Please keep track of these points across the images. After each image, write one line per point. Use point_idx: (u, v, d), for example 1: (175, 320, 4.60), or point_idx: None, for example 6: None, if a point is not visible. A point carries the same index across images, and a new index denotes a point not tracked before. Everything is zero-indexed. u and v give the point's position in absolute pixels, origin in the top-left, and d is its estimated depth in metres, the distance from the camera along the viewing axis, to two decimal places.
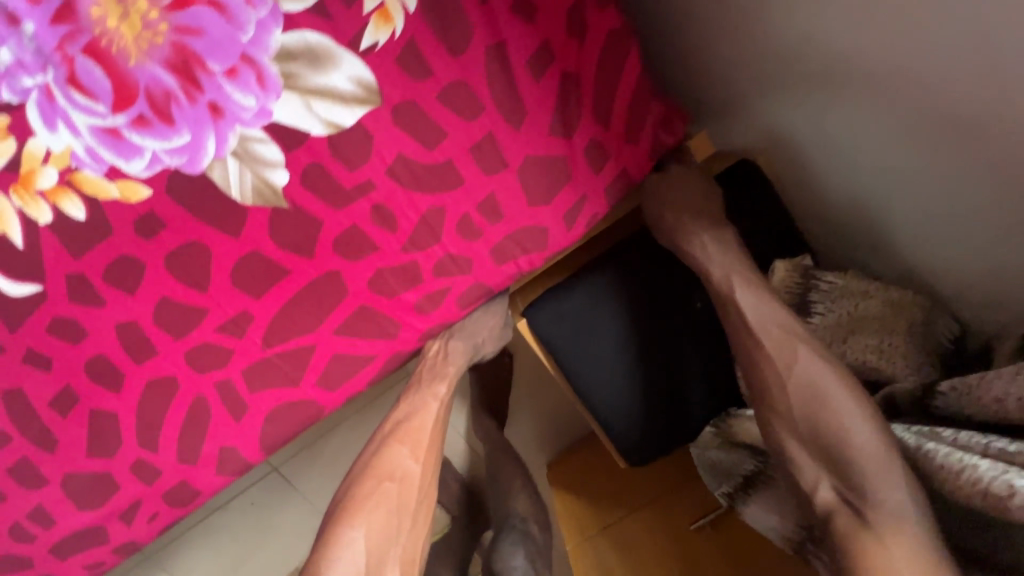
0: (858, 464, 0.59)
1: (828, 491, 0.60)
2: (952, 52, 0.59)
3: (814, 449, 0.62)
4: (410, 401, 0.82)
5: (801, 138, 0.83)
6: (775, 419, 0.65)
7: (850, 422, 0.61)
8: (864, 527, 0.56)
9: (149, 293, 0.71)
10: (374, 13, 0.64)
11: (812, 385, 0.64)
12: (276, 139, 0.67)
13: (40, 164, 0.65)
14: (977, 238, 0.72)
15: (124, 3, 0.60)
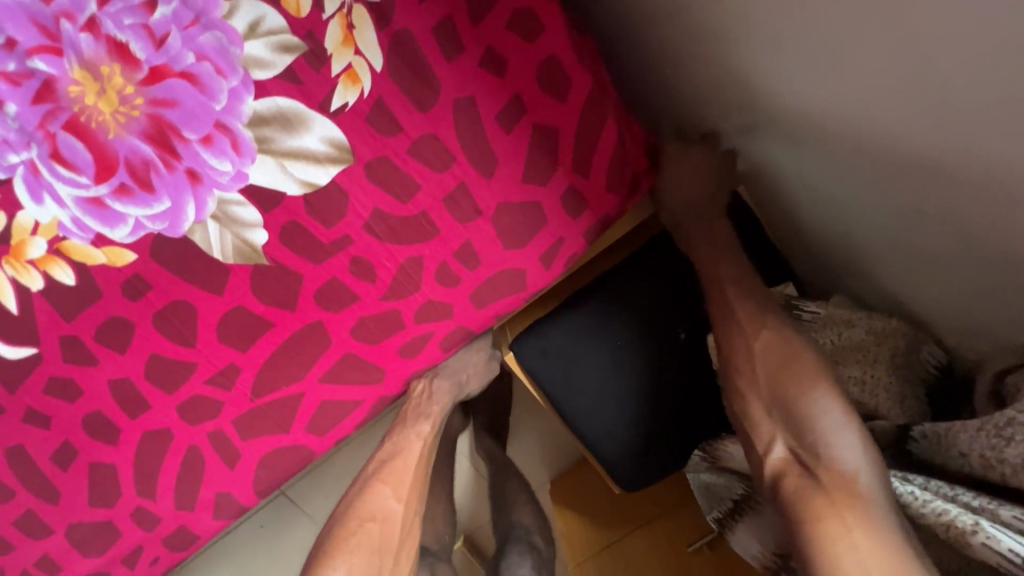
0: (812, 424, 0.64)
1: (783, 449, 0.65)
2: (910, 95, 0.59)
3: (772, 412, 0.68)
4: (394, 439, 0.85)
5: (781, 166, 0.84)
6: (739, 386, 0.72)
7: (808, 386, 0.67)
8: (811, 480, 0.61)
9: (140, 351, 0.74)
10: (342, 75, 0.66)
11: (776, 357, 0.71)
12: (253, 201, 0.69)
13: (29, 235, 0.67)
14: (954, 270, 0.72)
15: (101, 81, 0.63)
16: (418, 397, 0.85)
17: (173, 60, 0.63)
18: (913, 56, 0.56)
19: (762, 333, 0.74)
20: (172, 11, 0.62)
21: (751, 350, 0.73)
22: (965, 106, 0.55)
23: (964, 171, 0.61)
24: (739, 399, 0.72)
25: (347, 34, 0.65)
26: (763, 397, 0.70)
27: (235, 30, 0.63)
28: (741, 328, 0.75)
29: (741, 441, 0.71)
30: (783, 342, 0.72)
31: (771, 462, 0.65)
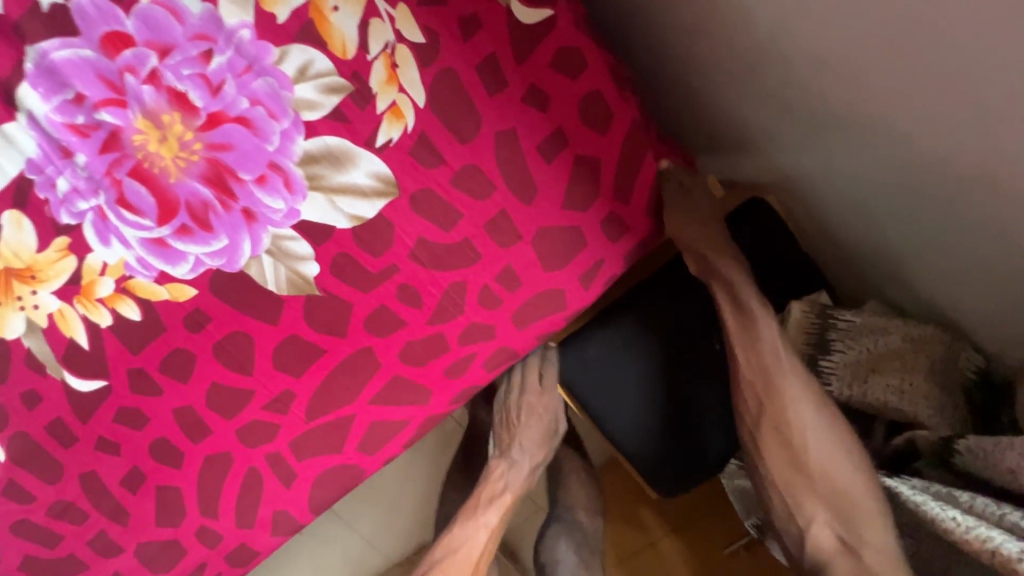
0: (860, 512, 0.66)
1: (826, 530, 0.67)
2: (951, 110, 0.61)
3: (817, 495, 0.68)
4: (459, 518, 0.92)
5: (808, 175, 0.86)
6: (782, 466, 0.70)
7: (853, 471, 0.67)
8: (861, 570, 0.63)
9: (201, 380, 0.78)
10: (387, 112, 0.69)
11: (823, 437, 0.68)
12: (305, 236, 0.72)
13: (98, 275, 0.71)
14: (994, 280, 0.73)
15: (162, 128, 0.66)
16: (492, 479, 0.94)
17: (228, 106, 0.67)
18: (953, 66, 0.57)
19: (810, 412, 0.69)
20: (227, 60, 0.65)
21: (801, 429, 0.69)
22: (1006, 116, 0.57)
23: (1005, 179, 0.62)
24: (780, 473, 0.70)
25: (391, 73, 0.68)
26: (809, 477, 0.68)
27: (286, 74, 0.66)
28: (787, 405, 0.70)
29: (777, 513, 0.71)
30: (827, 420, 0.69)
31: (815, 546, 0.67)
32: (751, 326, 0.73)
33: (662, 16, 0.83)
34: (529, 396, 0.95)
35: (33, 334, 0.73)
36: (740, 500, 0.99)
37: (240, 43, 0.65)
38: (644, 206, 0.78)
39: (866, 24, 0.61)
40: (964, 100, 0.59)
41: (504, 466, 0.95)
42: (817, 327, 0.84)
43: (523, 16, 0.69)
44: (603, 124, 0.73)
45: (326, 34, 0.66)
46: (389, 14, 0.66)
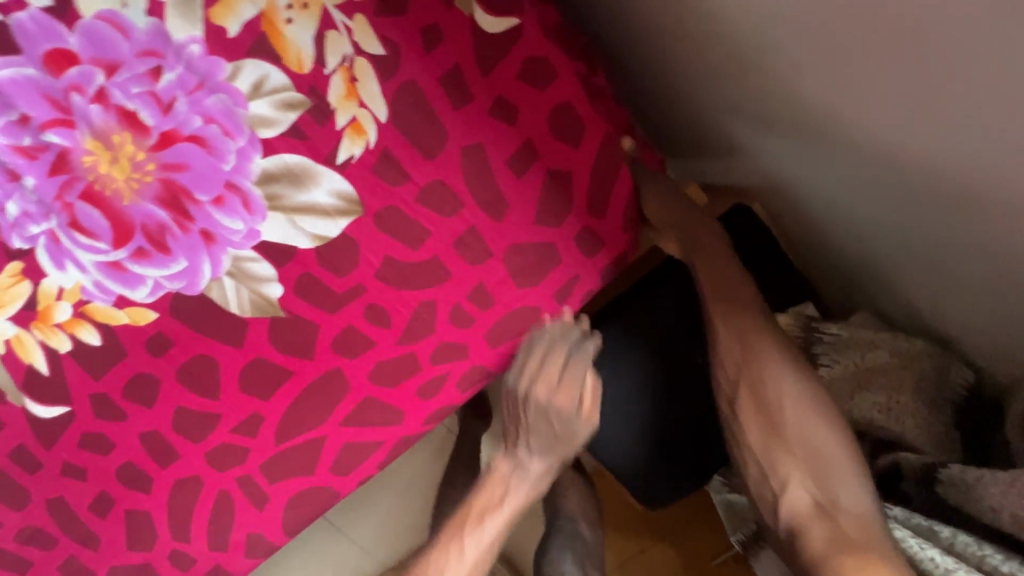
0: (834, 471, 0.65)
1: (801, 492, 0.66)
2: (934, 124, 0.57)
3: (792, 454, 0.67)
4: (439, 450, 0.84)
5: (797, 180, 0.84)
6: (756, 425, 0.69)
7: (829, 433, 0.67)
8: (836, 530, 0.62)
9: (167, 404, 0.76)
10: (347, 128, 0.66)
11: (799, 398, 0.69)
12: (266, 257, 0.70)
13: (54, 300, 0.69)
14: (985, 295, 0.70)
15: (113, 149, 0.64)
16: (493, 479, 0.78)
17: (181, 124, 0.64)
18: (936, 81, 0.54)
19: (787, 374, 0.69)
20: (177, 77, 0.62)
21: (777, 386, 0.69)
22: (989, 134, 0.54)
23: (997, 194, 0.58)
24: (756, 437, 0.69)
25: (351, 87, 0.65)
26: (785, 438, 0.68)
27: (240, 90, 0.63)
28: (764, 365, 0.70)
29: (752, 479, 0.70)
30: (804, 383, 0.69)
31: (789, 506, 0.66)
32: (728, 284, 0.73)
33: (643, 18, 0.80)
34: (541, 384, 0.74)
35: None
36: (728, 514, 0.96)
37: (190, 59, 0.62)
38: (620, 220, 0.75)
39: (845, 35, 0.57)
40: (947, 114, 0.56)
41: (462, 538, 0.75)
42: (801, 340, 0.82)
43: (488, 25, 0.66)
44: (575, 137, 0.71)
45: (280, 48, 0.63)
46: (347, 26, 0.63)
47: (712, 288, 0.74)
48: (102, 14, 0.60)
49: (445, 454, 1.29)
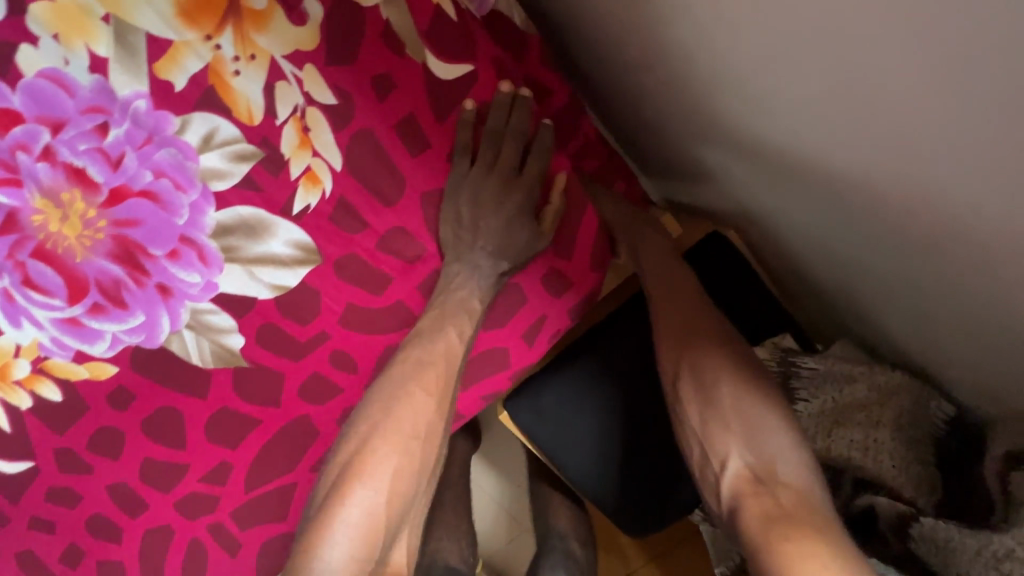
0: (772, 445, 0.63)
1: (739, 466, 0.63)
2: (894, 167, 0.56)
3: (732, 427, 0.65)
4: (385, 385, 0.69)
5: (768, 209, 0.83)
6: (695, 399, 0.68)
7: (763, 408, 0.65)
8: (772, 503, 0.58)
9: (132, 455, 0.75)
10: (301, 178, 0.65)
11: (733, 377, 0.68)
12: (226, 308, 0.68)
13: (12, 357, 0.68)
14: (957, 331, 0.69)
15: (63, 207, 0.62)
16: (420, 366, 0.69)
17: (131, 180, 0.62)
18: (890, 129, 0.52)
19: (722, 355, 0.70)
20: (124, 132, 0.61)
21: (713, 362, 0.69)
22: (949, 180, 0.52)
23: (970, 235, 0.56)
24: (694, 414, 0.68)
25: (304, 137, 0.63)
26: (722, 414, 0.66)
27: (190, 144, 0.62)
28: (699, 348, 0.71)
29: (694, 459, 0.67)
30: (736, 363, 0.70)
31: (727, 480, 0.63)
32: (667, 275, 0.78)
33: (613, 46, 0.80)
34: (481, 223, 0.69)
35: None
36: (714, 546, 0.92)
37: (136, 114, 0.60)
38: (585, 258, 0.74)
39: (801, 75, 0.56)
40: (906, 159, 0.54)
41: (348, 462, 0.64)
42: (778, 374, 0.81)
43: (441, 72, 0.65)
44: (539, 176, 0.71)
45: (229, 100, 0.61)
46: (297, 77, 0.62)
47: (653, 291, 0.77)
48: (44, 72, 0.58)
49: None
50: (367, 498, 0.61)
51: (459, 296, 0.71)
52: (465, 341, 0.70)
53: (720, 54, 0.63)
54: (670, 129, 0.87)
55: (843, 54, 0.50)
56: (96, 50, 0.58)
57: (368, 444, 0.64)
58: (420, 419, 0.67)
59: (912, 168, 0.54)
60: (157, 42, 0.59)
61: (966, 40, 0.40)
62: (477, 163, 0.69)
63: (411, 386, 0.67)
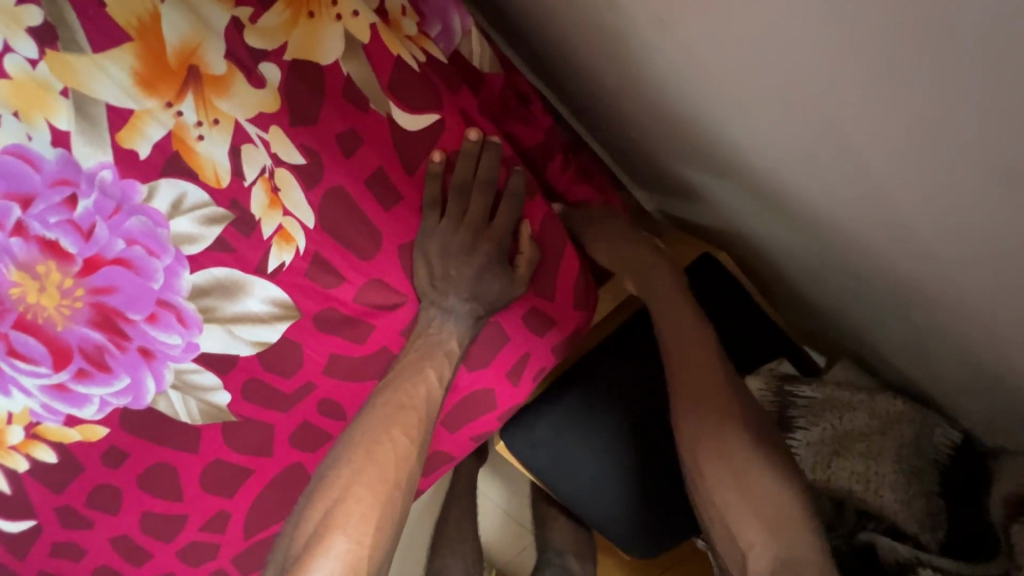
0: (798, 535, 0.57)
1: (766, 552, 0.57)
2: (871, 204, 0.54)
3: (759, 512, 0.59)
4: (364, 418, 0.66)
5: (751, 230, 0.82)
6: (720, 473, 0.62)
7: (783, 490, 0.60)
8: None
9: (131, 509, 0.75)
10: (274, 237, 0.64)
11: (753, 451, 0.62)
12: (209, 366, 0.68)
13: (5, 424, 0.69)
14: (944, 356, 0.68)
15: (39, 279, 0.62)
16: (402, 391, 0.67)
17: (104, 249, 0.62)
18: (865, 171, 0.50)
19: (735, 425, 0.64)
20: (93, 202, 0.60)
21: (738, 432, 0.63)
22: (925, 223, 0.50)
23: (955, 275, 0.54)
24: (718, 488, 0.61)
25: (273, 197, 0.64)
26: (744, 488, 0.60)
27: (159, 210, 0.61)
28: (711, 415, 0.64)
29: (718, 541, 0.61)
30: (761, 440, 0.64)
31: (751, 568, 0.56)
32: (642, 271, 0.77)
33: (589, 72, 0.79)
34: (453, 265, 0.69)
35: None
36: None
37: (103, 184, 0.59)
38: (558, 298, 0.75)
39: (773, 115, 0.54)
40: (881, 201, 0.52)
41: (330, 507, 0.59)
42: (776, 405, 0.78)
43: (407, 122, 0.66)
44: (517, 221, 0.71)
45: (195, 166, 0.61)
46: (262, 138, 0.62)
47: (672, 365, 0.68)
48: (8, 148, 0.57)
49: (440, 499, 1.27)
50: (342, 548, 0.56)
51: (434, 332, 0.70)
52: (442, 385, 0.69)
53: (692, 89, 0.61)
54: (652, 150, 0.85)
55: (812, 100, 0.48)
56: (56, 123, 0.57)
57: (343, 488, 0.61)
58: (400, 466, 0.63)
59: (891, 209, 0.52)
60: (117, 112, 0.58)
61: (930, 103, 0.38)
62: (446, 216, 0.68)
63: (392, 430, 0.65)
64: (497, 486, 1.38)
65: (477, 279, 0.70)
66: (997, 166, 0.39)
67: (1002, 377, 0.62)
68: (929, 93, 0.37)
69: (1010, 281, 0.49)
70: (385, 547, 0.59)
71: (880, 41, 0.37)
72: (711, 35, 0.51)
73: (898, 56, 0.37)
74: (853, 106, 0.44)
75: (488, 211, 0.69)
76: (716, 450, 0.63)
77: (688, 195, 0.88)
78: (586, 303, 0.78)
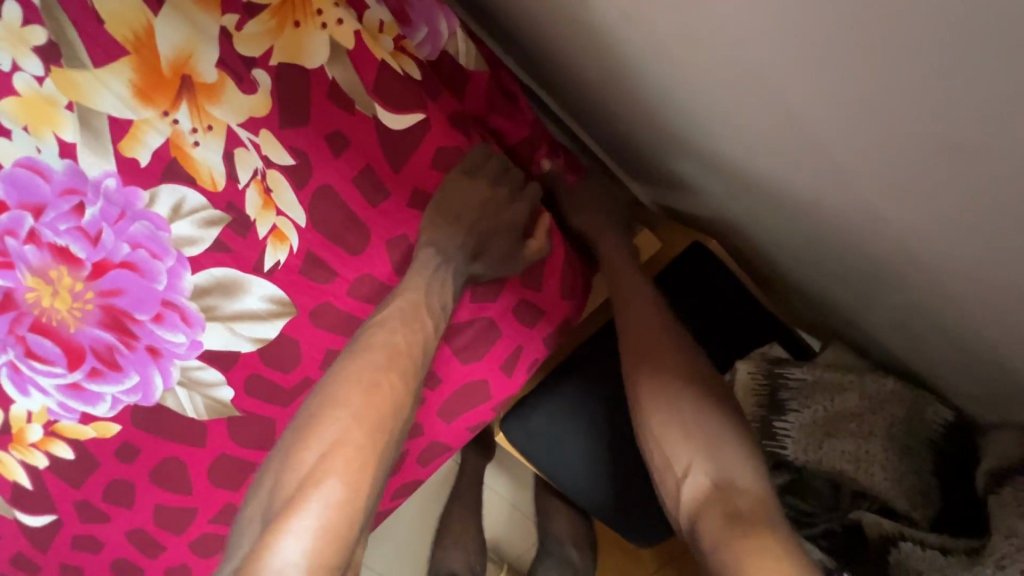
0: (725, 453, 0.64)
1: (701, 475, 0.63)
2: (839, 185, 0.56)
3: (689, 434, 0.66)
4: (352, 360, 0.64)
5: (735, 216, 0.84)
6: (654, 399, 0.68)
7: (719, 421, 0.66)
8: (732, 513, 0.59)
9: (145, 503, 0.79)
10: (269, 236, 0.68)
11: (690, 391, 0.68)
12: (212, 363, 0.71)
13: (25, 423, 0.72)
14: (928, 333, 0.69)
15: (52, 283, 0.66)
16: (392, 335, 0.66)
17: (110, 253, 0.65)
18: (831, 153, 0.52)
19: (678, 373, 0.69)
20: (99, 210, 0.63)
21: (665, 357, 0.70)
22: (891, 202, 0.52)
23: (926, 253, 0.55)
24: (654, 416, 0.67)
25: (267, 198, 0.67)
26: (680, 421, 0.66)
27: (161, 215, 0.65)
28: (655, 366, 0.70)
29: (654, 467, 0.67)
30: (688, 360, 0.71)
31: (689, 488, 0.63)
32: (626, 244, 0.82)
33: (571, 68, 0.81)
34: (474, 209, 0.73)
35: None
36: None
37: (108, 192, 0.63)
38: (543, 290, 0.79)
39: (742, 102, 0.56)
40: (849, 181, 0.54)
41: (320, 448, 0.58)
42: (766, 388, 0.77)
43: (391, 121, 0.69)
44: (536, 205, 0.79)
45: (192, 171, 0.64)
46: (253, 142, 0.66)
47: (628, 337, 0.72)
48: (20, 161, 0.60)
49: (445, 493, 1.29)
50: (337, 490, 0.56)
51: (427, 279, 0.69)
52: (435, 337, 0.69)
53: (667, 80, 0.63)
54: (637, 142, 0.87)
55: (776, 83, 0.50)
56: (64, 136, 0.61)
57: (335, 432, 0.59)
58: (394, 413, 0.63)
59: (859, 189, 0.54)
60: (118, 123, 0.62)
61: (881, 81, 0.40)
62: (488, 166, 0.75)
63: (388, 378, 0.64)
64: (503, 479, 1.40)
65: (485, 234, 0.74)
66: (950, 138, 0.40)
67: (982, 350, 0.63)
68: (887, 67, 0.39)
69: (974, 255, 0.50)
70: (375, 489, 0.60)
71: (838, 17, 0.38)
72: (679, 24, 0.53)
73: (856, 31, 0.38)
74: (814, 86, 0.46)
75: (519, 183, 0.78)
76: (648, 378, 0.69)
77: (674, 185, 0.90)
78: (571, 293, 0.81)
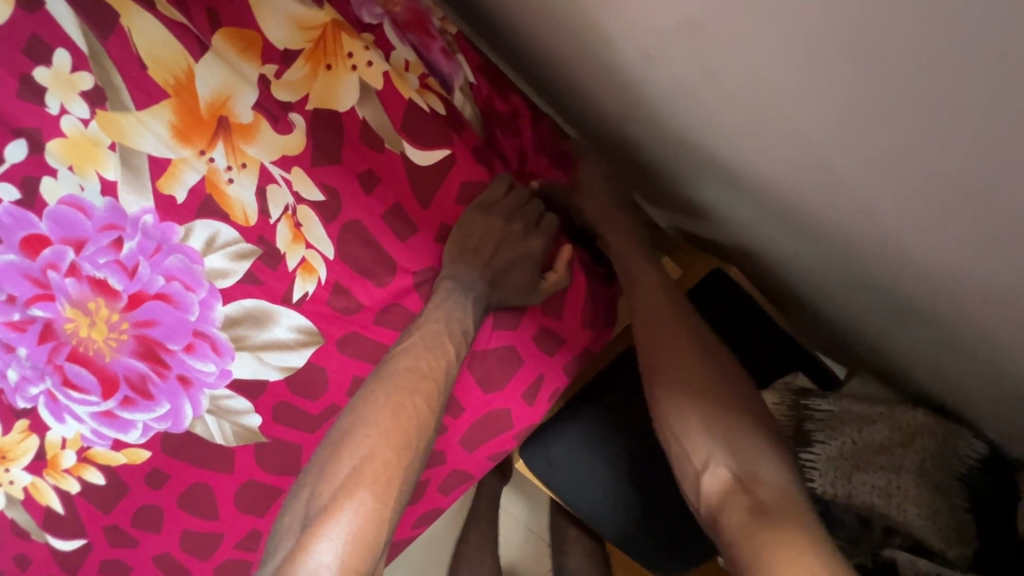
0: (749, 451, 0.66)
1: (721, 469, 0.65)
2: (863, 222, 0.56)
3: (709, 430, 0.67)
4: (378, 383, 0.65)
5: (754, 244, 0.84)
6: (675, 402, 0.69)
7: (741, 418, 0.68)
8: (752, 505, 0.60)
9: (172, 528, 0.79)
10: (298, 269, 0.70)
11: (707, 381, 0.70)
12: (241, 392, 0.73)
13: (60, 449, 0.74)
14: (955, 365, 0.68)
15: (90, 314, 0.68)
16: (415, 358, 0.67)
17: (146, 285, 0.67)
18: (854, 192, 0.53)
19: (701, 376, 0.70)
20: (137, 244, 0.65)
21: (687, 359, 0.71)
22: (915, 242, 0.53)
23: (950, 289, 0.56)
24: (672, 417, 0.69)
25: (297, 232, 0.69)
26: (697, 424, 0.68)
27: (195, 249, 0.67)
28: (671, 371, 0.70)
29: (674, 460, 0.68)
30: (712, 360, 0.72)
31: (711, 483, 0.65)
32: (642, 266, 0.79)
33: (592, 101, 0.83)
34: (489, 238, 0.73)
35: (14, 506, 0.76)
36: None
37: (146, 227, 0.65)
38: (563, 320, 0.79)
39: (766, 142, 0.57)
40: (870, 219, 0.55)
41: (353, 463, 0.59)
42: (792, 419, 0.76)
43: (418, 158, 0.71)
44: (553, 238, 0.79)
45: (225, 207, 0.67)
46: (285, 178, 0.68)
47: (659, 361, 0.72)
48: (64, 199, 0.63)
49: (462, 518, 1.28)
50: (367, 501, 0.57)
51: (443, 313, 0.70)
52: (459, 359, 0.70)
53: (687, 116, 0.64)
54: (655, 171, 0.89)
55: (799, 129, 0.51)
56: (105, 174, 0.63)
57: (367, 448, 0.60)
58: (421, 432, 0.64)
59: (885, 228, 0.54)
60: (157, 161, 0.64)
61: (908, 133, 0.41)
62: (512, 193, 0.75)
63: (414, 399, 0.65)
64: (519, 502, 1.38)
65: (506, 267, 0.74)
66: (976, 187, 0.41)
67: (1010, 382, 0.62)
68: (918, 120, 0.39)
69: (998, 294, 0.51)
70: (401, 504, 0.60)
71: (867, 74, 0.39)
72: (702, 70, 0.54)
73: (885, 87, 0.38)
74: (837, 132, 0.47)
75: (538, 214, 0.78)
76: (664, 377, 0.70)
77: (692, 213, 0.91)
78: (592, 321, 0.81)
